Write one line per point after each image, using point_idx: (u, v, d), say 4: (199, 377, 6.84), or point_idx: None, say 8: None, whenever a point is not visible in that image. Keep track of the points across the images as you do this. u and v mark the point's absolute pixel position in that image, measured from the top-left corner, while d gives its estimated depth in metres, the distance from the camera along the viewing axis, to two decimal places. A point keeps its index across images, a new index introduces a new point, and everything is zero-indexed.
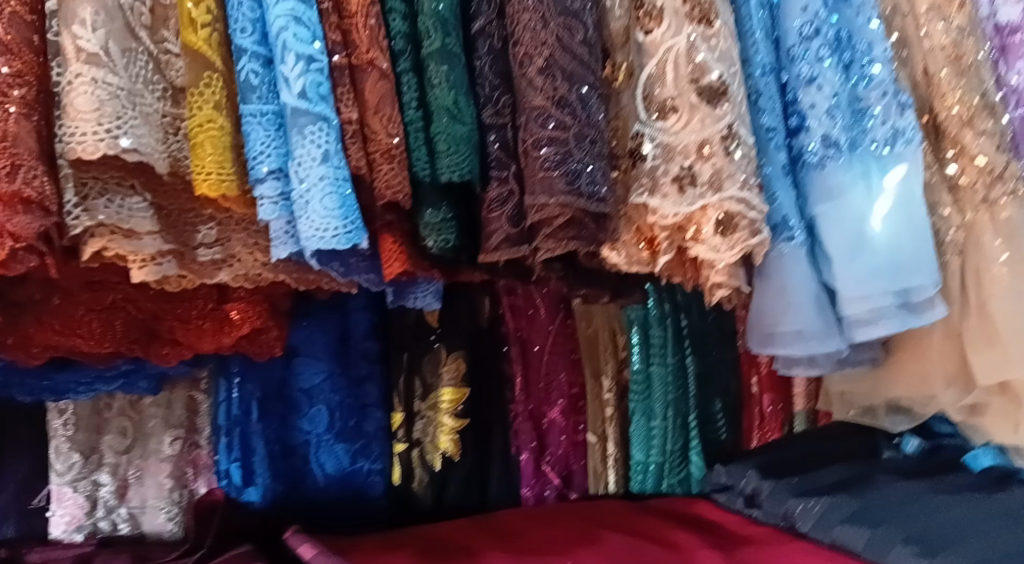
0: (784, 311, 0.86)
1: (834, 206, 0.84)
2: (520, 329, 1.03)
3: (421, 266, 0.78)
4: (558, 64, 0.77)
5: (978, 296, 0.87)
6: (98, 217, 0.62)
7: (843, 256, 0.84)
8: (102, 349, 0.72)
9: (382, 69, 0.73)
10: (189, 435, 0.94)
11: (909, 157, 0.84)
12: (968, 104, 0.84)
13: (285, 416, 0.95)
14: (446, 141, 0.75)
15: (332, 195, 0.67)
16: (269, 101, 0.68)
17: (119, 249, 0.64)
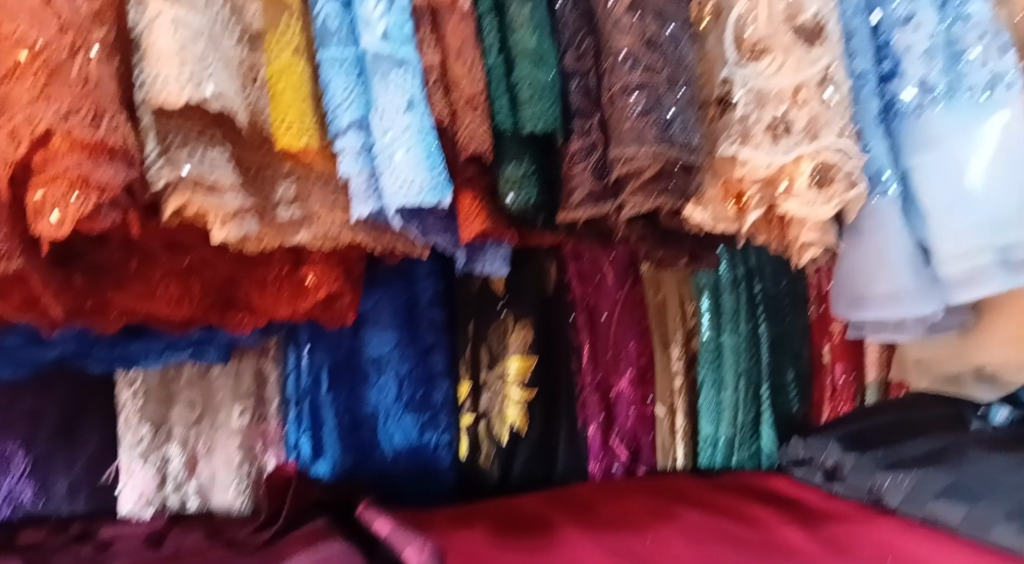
0: (874, 271, 0.82)
1: (932, 156, 0.79)
2: (587, 296, 0.98)
3: (501, 225, 0.75)
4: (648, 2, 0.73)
5: None
6: (181, 169, 0.57)
7: (941, 209, 0.79)
8: (180, 314, 0.68)
9: (465, 11, 0.68)
10: (256, 408, 0.90)
11: (1012, 104, 0.78)
12: None
13: (354, 386, 0.91)
14: (530, 88, 0.71)
15: (418, 146, 0.63)
16: (350, 45, 0.64)
17: (201, 205, 0.58)
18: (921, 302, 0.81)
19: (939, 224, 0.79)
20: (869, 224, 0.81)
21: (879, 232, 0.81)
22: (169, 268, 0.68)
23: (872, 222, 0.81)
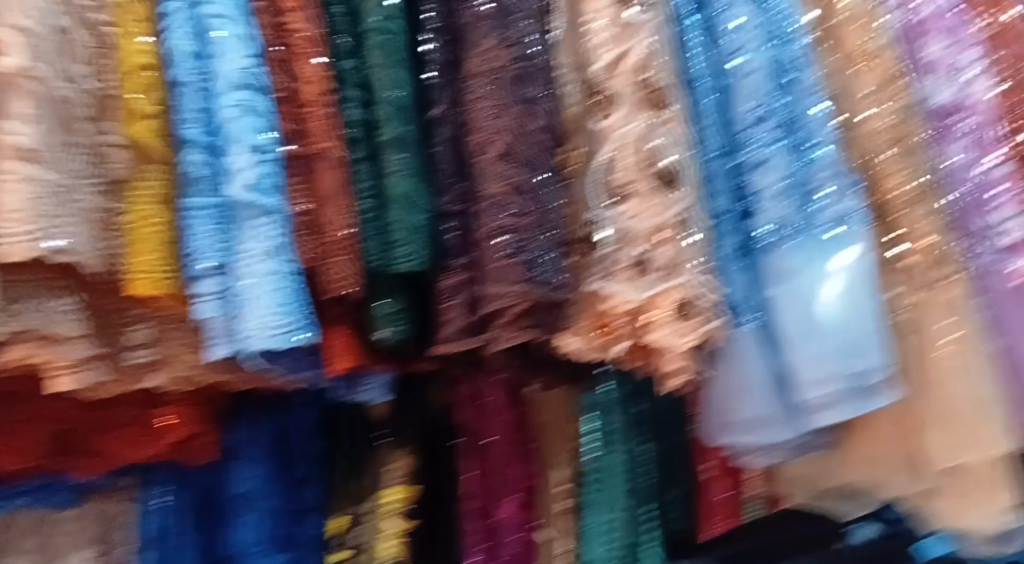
0: (739, 397, 0.86)
1: (785, 288, 0.81)
2: (468, 420, 0.97)
3: (371, 358, 0.76)
4: (518, 153, 0.77)
5: (931, 379, 0.81)
6: (24, 322, 0.61)
7: (795, 337, 0.80)
8: (25, 465, 0.70)
9: (336, 159, 0.71)
10: (110, 549, 0.89)
11: (860, 240, 0.79)
12: (912, 187, 0.81)
13: (215, 526, 0.86)
14: (402, 231, 0.73)
15: (278, 291, 0.65)
16: (215, 194, 0.67)
17: (44, 357, 0.63)
18: (778, 431, 0.84)
19: (793, 351, 0.80)
20: (732, 352, 0.84)
21: (740, 360, 0.84)
22: (14, 415, 0.69)
23: (734, 351, 0.84)
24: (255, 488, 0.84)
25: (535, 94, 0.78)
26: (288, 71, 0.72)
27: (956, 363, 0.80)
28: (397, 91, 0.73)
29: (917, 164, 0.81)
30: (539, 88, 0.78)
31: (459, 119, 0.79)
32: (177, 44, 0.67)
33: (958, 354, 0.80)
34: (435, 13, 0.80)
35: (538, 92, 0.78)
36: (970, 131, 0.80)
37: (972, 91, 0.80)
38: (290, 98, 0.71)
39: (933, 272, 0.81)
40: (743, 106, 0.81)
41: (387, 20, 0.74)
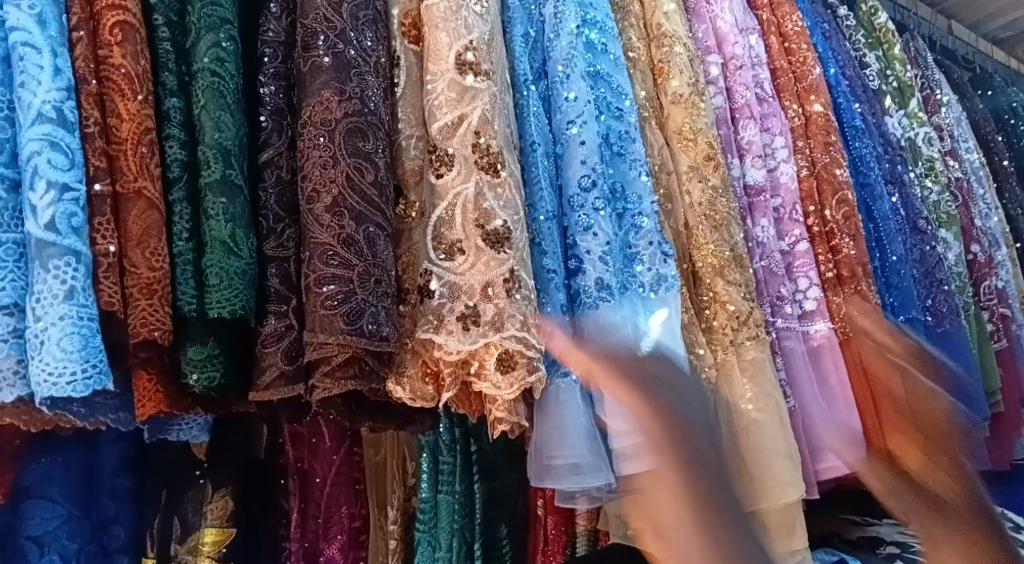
0: (559, 443, 0.85)
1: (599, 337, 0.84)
2: (301, 459, 0.99)
3: (182, 404, 0.74)
4: (349, 204, 0.77)
5: (728, 430, 0.88)
6: None
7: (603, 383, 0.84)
8: None
9: (150, 200, 0.70)
10: None
11: (671, 303, 0.86)
12: (720, 255, 0.91)
13: None
14: (219, 274, 0.72)
15: (73, 336, 0.62)
16: (12, 229, 0.64)
17: None
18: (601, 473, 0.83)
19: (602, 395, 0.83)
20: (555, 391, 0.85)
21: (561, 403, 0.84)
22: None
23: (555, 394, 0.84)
24: (53, 530, 0.80)
25: (368, 148, 0.79)
26: (104, 106, 0.71)
27: (752, 417, 0.88)
28: (220, 135, 0.74)
29: (724, 240, 0.92)
30: (372, 143, 0.80)
31: (289, 165, 0.81)
32: None
33: (755, 410, 0.88)
34: (272, 60, 0.82)
35: (370, 144, 0.79)
36: (776, 210, 1.00)
37: (780, 177, 1.01)
38: (104, 134, 0.70)
39: (735, 334, 0.90)
40: (574, 172, 0.87)
41: (217, 65, 0.76)
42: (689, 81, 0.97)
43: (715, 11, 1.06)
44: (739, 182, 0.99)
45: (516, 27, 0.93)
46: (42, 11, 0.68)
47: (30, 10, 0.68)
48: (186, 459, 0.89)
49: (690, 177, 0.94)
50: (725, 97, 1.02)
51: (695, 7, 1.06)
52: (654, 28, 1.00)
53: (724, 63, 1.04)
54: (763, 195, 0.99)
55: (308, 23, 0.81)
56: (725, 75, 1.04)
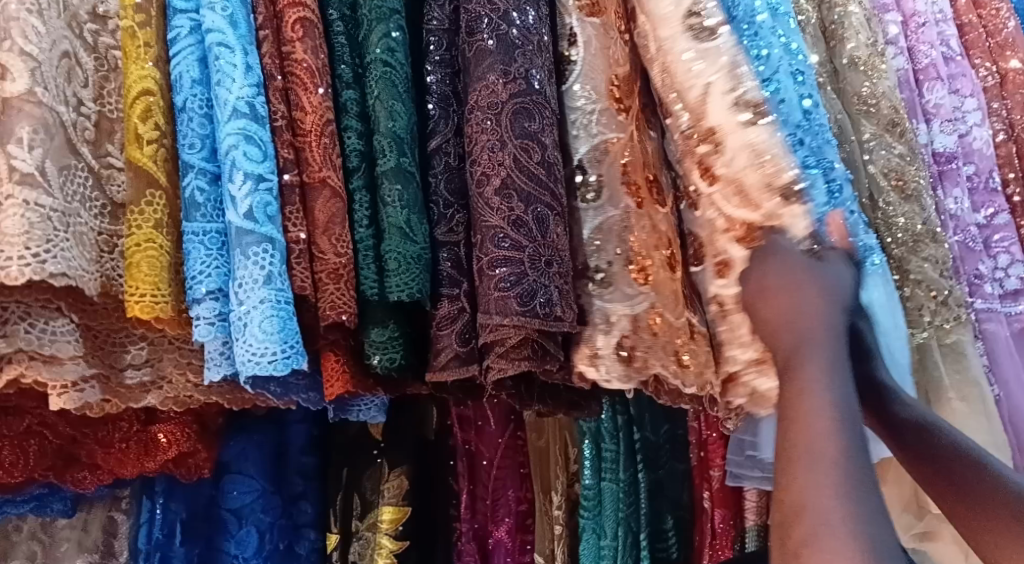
0: None
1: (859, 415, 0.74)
2: (468, 441, 1.01)
3: (365, 385, 0.76)
4: (522, 181, 0.78)
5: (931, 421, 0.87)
6: (17, 344, 0.61)
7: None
8: (13, 479, 0.70)
9: (335, 188, 0.73)
10: (104, 560, 0.88)
11: None
12: (911, 228, 0.86)
13: (211, 539, 0.87)
14: (397, 260, 0.74)
15: (273, 319, 0.65)
16: (214, 220, 0.68)
17: (37, 377, 0.61)
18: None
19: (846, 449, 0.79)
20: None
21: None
22: (6, 431, 0.69)
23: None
24: (249, 504, 0.86)
25: (535, 128, 0.79)
26: (289, 99, 0.74)
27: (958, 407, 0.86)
28: (393, 123, 0.77)
29: (915, 212, 0.87)
30: (538, 124, 0.80)
31: (458, 150, 0.82)
32: (183, 70, 0.71)
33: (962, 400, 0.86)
34: (437, 47, 0.84)
35: (537, 126, 0.80)
36: (969, 178, 0.94)
37: (973, 141, 0.95)
38: (290, 126, 0.74)
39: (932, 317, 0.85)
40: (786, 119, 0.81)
41: (389, 55, 0.78)
42: (867, 44, 0.92)
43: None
44: (927, 150, 0.94)
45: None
46: (234, 12, 0.72)
47: (223, 12, 0.72)
48: (364, 439, 0.92)
49: (873, 147, 0.88)
50: (907, 57, 0.98)
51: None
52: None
53: (904, 20, 1.00)
54: (954, 163, 0.94)
55: (472, 6, 0.82)
56: (907, 33, 0.99)
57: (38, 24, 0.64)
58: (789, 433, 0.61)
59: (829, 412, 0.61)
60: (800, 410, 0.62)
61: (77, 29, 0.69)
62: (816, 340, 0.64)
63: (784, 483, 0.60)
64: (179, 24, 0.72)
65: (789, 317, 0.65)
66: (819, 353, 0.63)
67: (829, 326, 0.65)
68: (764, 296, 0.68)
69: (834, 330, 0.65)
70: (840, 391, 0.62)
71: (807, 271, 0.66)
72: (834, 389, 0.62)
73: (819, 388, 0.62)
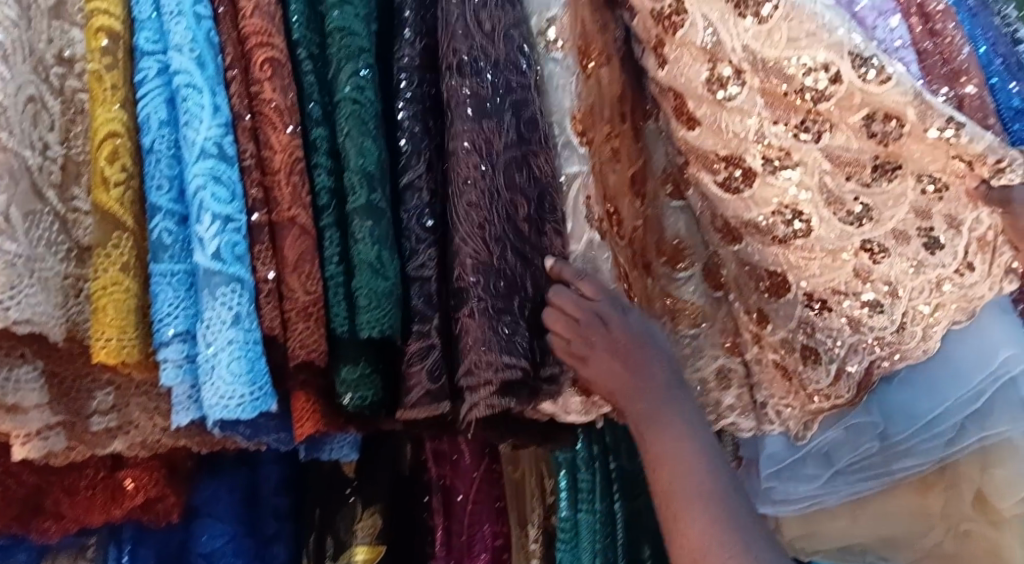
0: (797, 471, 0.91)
1: (926, 367, 0.83)
2: (443, 476, 0.99)
3: (336, 424, 0.76)
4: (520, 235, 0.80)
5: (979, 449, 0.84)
6: None
7: (871, 419, 0.86)
8: None
9: (304, 226, 0.72)
10: None
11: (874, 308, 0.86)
12: None
13: None
14: (367, 296, 0.74)
15: (241, 360, 0.65)
16: (183, 261, 0.68)
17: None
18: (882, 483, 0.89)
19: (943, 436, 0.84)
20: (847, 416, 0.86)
21: (856, 438, 0.87)
22: None
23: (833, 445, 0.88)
24: (220, 548, 0.84)
25: (521, 180, 0.81)
26: (258, 139, 0.74)
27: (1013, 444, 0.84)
28: (364, 160, 0.77)
29: None
30: (525, 176, 0.81)
31: (429, 185, 0.82)
32: (150, 111, 0.70)
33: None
34: (408, 82, 0.83)
35: (522, 177, 0.81)
36: None
37: None
38: (259, 165, 0.73)
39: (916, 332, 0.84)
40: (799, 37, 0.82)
41: (358, 93, 0.78)
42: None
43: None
44: None
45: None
46: (200, 53, 0.72)
47: (191, 53, 0.71)
48: (338, 475, 0.92)
49: None
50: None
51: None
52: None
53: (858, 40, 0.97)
54: None
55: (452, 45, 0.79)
56: None
57: (3, 70, 0.63)
58: (651, 466, 0.80)
59: (676, 466, 0.79)
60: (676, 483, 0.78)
61: (43, 72, 0.68)
62: (655, 393, 0.82)
63: (672, 519, 0.78)
64: (146, 66, 0.71)
65: (604, 361, 0.81)
66: (675, 420, 0.81)
67: (664, 384, 0.82)
68: (631, 355, 0.82)
69: (688, 409, 0.82)
70: (665, 448, 0.80)
71: (636, 323, 0.83)
72: (696, 442, 0.80)
73: (668, 441, 0.80)
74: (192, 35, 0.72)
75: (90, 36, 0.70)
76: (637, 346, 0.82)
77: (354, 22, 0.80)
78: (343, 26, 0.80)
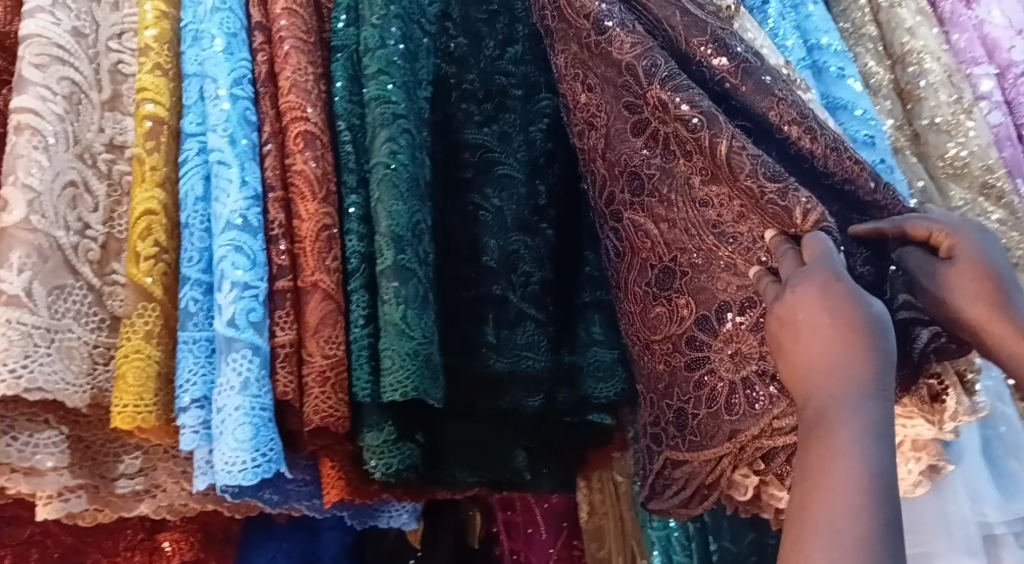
0: None
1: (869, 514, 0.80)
2: (517, 552, 0.96)
3: (367, 492, 0.75)
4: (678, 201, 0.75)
5: None
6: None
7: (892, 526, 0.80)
8: None
9: (326, 291, 0.73)
10: None
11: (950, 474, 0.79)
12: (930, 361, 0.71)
13: None
14: (391, 358, 0.73)
15: (246, 426, 0.67)
16: (206, 328, 0.70)
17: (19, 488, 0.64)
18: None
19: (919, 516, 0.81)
20: None
21: None
22: (10, 541, 0.73)
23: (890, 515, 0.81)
24: None
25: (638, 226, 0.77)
26: (290, 209, 0.76)
27: None
28: (393, 223, 0.76)
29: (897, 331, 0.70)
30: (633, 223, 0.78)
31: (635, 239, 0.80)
32: (188, 189, 0.74)
33: None
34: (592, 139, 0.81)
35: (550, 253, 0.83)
36: None
37: None
38: (288, 234, 0.75)
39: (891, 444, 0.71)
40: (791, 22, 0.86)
41: (390, 157, 0.78)
42: (948, 104, 0.87)
43: (980, 16, 0.97)
44: None
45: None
46: (233, 131, 0.75)
47: (225, 133, 0.75)
48: (403, 546, 0.92)
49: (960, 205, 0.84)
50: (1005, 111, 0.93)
51: (952, 18, 0.97)
52: (897, 47, 0.90)
53: (1000, 73, 0.95)
54: None
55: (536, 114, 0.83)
56: (1003, 87, 0.95)
57: (42, 158, 0.68)
58: (808, 459, 0.59)
59: (822, 377, 0.61)
60: (811, 330, 0.62)
61: (91, 159, 0.73)
62: (860, 371, 0.61)
63: (821, 442, 0.59)
64: (189, 147, 0.76)
65: (824, 319, 0.62)
66: (867, 412, 0.59)
67: (864, 374, 0.60)
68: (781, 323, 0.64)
69: (866, 385, 0.60)
70: (833, 354, 0.61)
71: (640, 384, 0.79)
72: (866, 456, 0.58)
73: (845, 453, 0.58)
74: (228, 116, 0.76)
75: (137, 122, 0.75)
76: (856, 322, 0.62)
77: (392, 92, 0.79)
78: (381, 96, 0.79)
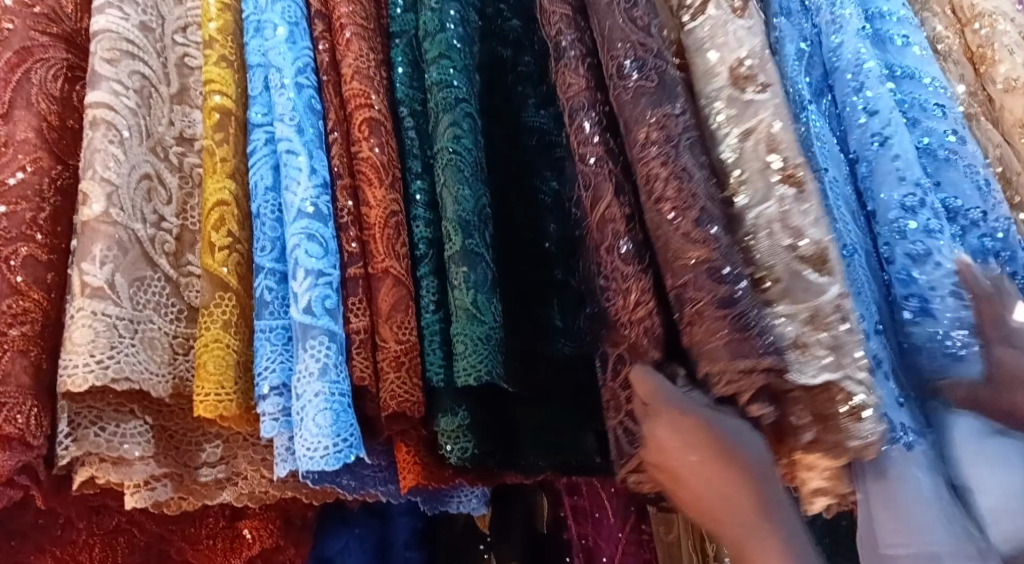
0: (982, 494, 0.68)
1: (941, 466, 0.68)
2: (585, 536, 0.95)
3: (442, 477, 0.76)
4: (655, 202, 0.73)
5: None
6: (86, 446, 0.64)
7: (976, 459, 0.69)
8: None
9: (397, 277, 0.73)
10: None
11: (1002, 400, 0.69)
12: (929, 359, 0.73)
13: None
14: (463, 342, 0.73)
15: (326, 412, 0.67)
16: (281, 316, 0.71)
17: (107, 478, 0.65)
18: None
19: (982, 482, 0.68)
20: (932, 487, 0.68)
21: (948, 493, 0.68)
22: (97, 529, 0.74)
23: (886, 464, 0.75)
24: None
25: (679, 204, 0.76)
26: (357, 197, 0.76)
27: None
28: (461, 207, 0.76)
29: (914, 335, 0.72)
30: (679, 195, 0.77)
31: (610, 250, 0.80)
32: (258, 179, 0.74)
33: None
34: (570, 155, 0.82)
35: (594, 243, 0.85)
36: None
37: None
38: (358, 222, 0.75)
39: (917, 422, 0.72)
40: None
41: (454, 142, 0.78)
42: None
43: None
44: None
45: (784, 24, 0.83)
46: (299, 120, 0.75)
47: (292, 122, 0.75)
48: (471, 531, 0.94)
49: None
50: None
51: None
52: (967, 9, 0.91)
53: None
54: None
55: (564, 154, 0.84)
56: None
57: (119, 151, 0.69)
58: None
59: (721, 507, 0.64)
60: (688, 441, 0.66)
61: (163, 153, 0.74)
62: (732, 496, 0.65)
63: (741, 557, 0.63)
64: (257, 137, 0.76)
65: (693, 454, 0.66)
66: (786, 519, 0.64)
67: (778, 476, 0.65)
68: (649, 453, 0.67)
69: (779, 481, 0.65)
70: (732, 472, 0.65)
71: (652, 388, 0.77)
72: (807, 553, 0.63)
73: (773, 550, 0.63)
74: (294, 105, 0.76)
75: (206, 114, 0.76)
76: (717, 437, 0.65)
77: (454, 76, 0.79)
78: (442, 80, 0.79)
